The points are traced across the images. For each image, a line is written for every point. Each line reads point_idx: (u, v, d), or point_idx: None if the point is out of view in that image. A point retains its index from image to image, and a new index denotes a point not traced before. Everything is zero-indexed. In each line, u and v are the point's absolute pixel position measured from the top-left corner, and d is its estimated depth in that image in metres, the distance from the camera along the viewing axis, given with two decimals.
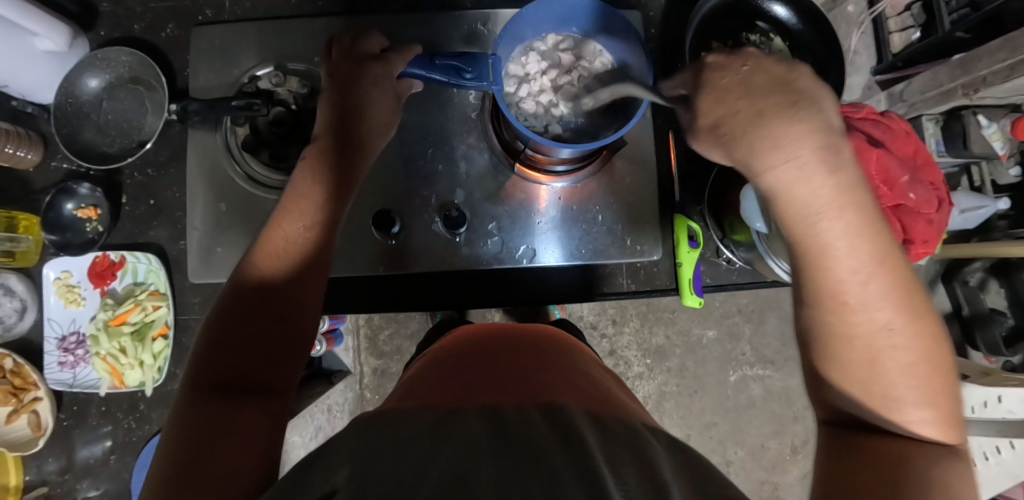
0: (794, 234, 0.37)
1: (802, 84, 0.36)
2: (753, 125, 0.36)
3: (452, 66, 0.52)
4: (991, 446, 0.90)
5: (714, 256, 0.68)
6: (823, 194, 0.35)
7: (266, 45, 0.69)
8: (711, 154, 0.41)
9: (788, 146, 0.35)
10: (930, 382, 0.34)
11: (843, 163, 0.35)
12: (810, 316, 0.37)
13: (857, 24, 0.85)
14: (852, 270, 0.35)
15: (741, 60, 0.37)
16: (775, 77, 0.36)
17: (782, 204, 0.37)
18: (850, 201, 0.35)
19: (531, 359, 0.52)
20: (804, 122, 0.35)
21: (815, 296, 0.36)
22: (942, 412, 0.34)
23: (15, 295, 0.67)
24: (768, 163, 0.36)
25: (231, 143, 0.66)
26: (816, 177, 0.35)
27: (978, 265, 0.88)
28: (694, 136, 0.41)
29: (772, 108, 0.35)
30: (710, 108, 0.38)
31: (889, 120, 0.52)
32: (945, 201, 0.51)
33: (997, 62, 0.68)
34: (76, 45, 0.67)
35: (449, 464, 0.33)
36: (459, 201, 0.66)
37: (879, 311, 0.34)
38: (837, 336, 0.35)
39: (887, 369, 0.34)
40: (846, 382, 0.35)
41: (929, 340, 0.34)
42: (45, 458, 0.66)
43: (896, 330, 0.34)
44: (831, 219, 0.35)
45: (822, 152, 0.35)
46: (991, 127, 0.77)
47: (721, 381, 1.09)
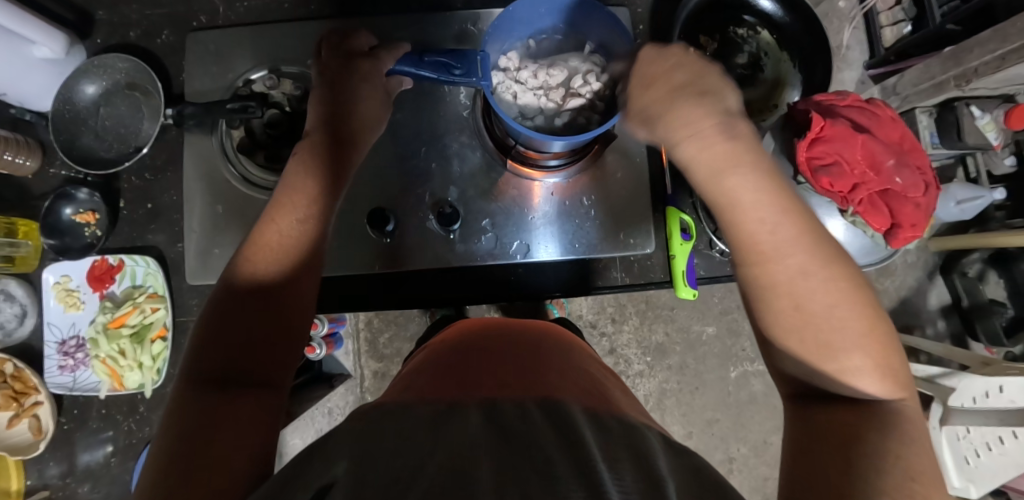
0: (712, 196, 0.41)
1: (705, 76, 0.42)
2: (667, 108, 0.41)
3: (441, 62, 0.53)
4: (993, 437, 0.89)
5: (707, 249, 0.69)
6: (724, 159, 0.40)
7: (261, 49, 0.70)
8: (636, 136, 0.45)
9: (690, 123, 0.40)
10: (861, 327, 0.34)
11: (738, 132, 0.40)
12: (741, 275, 0.39)
13: (849, 19, 0.86)
14: (762, 219, 0.37)
15: (669, 56, 0.43)
16: (689, 74, 0.42)
17: (696, 172, 0.41)
18: (748, 160, 0.39)
19: (524, 353, 0.52)
20: (700, 100, 0.41)
21: (741, 255, 0.38)
22: (878, 359, 0.34)
23: (15, 301, 0.68)
24: (678, 137, 0.41)
25: (227, 146, 0.67)
26: (715, 142, 0.40)
27: (977, 257, 0.87)
28: (624, 120, 0.45)
29: (680, 96, 0.41)
30: (639, 95, 0.43)
31: (875, 106, 0.53)
32: (933, 185, 0.52)
33: (987, 52, 0.68)
34: (73, 53, 0.68)
35: (447, 457, 0.33)
36: (453, 198, 0.67)
37: (792, 258, 0.36)
38: (763, 292, 0.37)
39: (814, 317, 0.35)
40: (785, 345, 0.36)
41: (852, 286, 0.35)
42: (46, 462, 0.67)
43: (814, 274, 0.35)
44: (736, 176, 0.39)
45: (719, 125, 0.40)
46: (984, 117, 0.77)
47: (722, 377, 1.09)
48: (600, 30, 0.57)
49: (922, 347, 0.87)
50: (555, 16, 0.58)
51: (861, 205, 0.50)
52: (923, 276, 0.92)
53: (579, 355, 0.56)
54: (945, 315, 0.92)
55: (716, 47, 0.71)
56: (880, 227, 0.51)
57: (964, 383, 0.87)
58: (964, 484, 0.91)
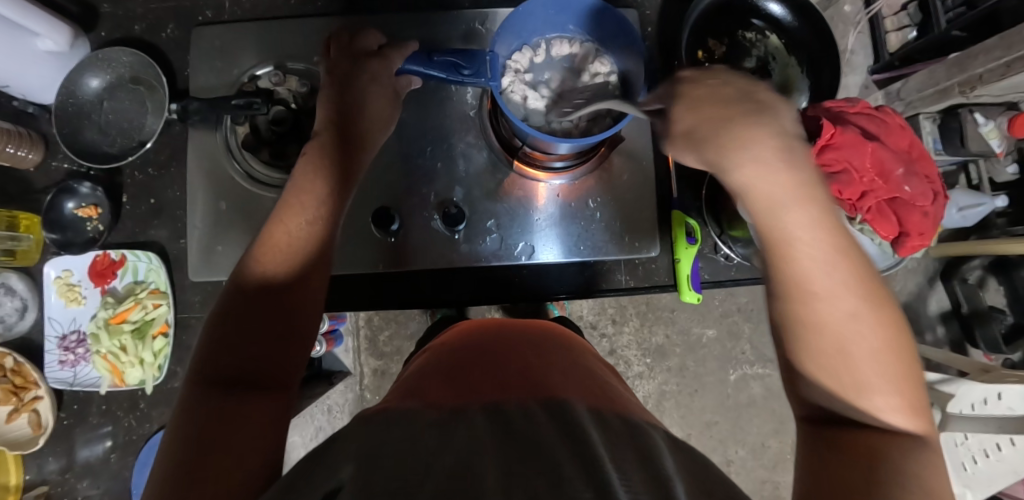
0: (761, 228, 0.40)
1: (761, 97, 0.41)
2: (722, 128, 0.40)
3: (450, 62, 0.52)
4: (990, 443, 0.90)
5: (711, 253, 0.69)
6: (782, 190, 0.38)
7: (266, 45, 0.69)
8: (682, 158, 0.44)
9: (748, 148, 0.39)
10: (900, 371, 0.35)
11: (799, 163, 0.39)
12: (781, 309, 0.38)
13: (854, 23, 0.86)
14: (814, 259, 0.37)
15: (712, 75, 0.42)
16: (740, 89, 0.41)
17: (749, 202, 0.40)
18: (809, 196, 0.38)
19: (529, 354, 0.52)
20: (763, 124, 0.39)
21: (784, 289, 0.38)
22: (913, 403, 0.34)
23: (16, 295, 0.67)
24: (735, 162, 0.40)
25: (231, 142, 0.67)
26: (776, 171, 0.39)
27: (977, 264, 0.88)
28: (668, 142, 0.44)
29: (735, 114, 0.40)
30: (683, 114, 0.42)
31: (884, 114, 0.53)
32: (941, 193, 0.52)
33: (992, 60, 0.67)
34: (77, 46, 0.68)
35: (454, 461, 0.33)
36: (458, 199, 0.67)
37: (843, 300, 0.36)
38: (805, 327, 0.37)
39: (855, 356, 0.35)
40: (820, 380, 0.36)
41: (896, 332, 0.35)
42: (46, 457, 0.66)
43: (862, 318, 0.35)
44: (790, 210, 0.38)
45: (779, 151, 0.39)
46: (987, 125, 0.78)
47: (721, 380, 1.09)
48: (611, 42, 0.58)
49: (922, 353, 0.87)
50: (567, 17, 0.57)
51: (869, 212, 0.50)
52: (923, 281, 0.91)
53: (587, 357, 0.56)
54: (945, 321, 0.92)
55: (725, 51, 0.70)
56: (886, 235, 0.52)
57: (963, 389, 0.88)
58: (961, 489, 0.90)
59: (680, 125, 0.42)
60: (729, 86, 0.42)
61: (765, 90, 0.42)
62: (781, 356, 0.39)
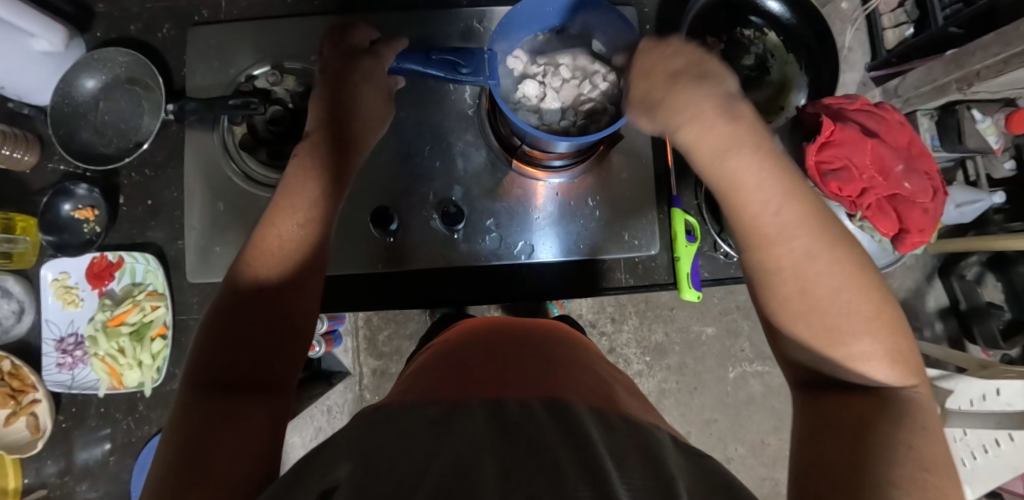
0: (715, 182, 0.41)
1: (706, 61, 0.42)
2: (665, 91, 0.42)
3: (449, 61, 0.52)
4: (990, 439, 0.90)
5: (711, 251, 0.69)
6: (725, 140, 0.40)
7: (263, 45, 0.69)
8: (640, 126, 0.46)
9: (693, 112, 0.41)
10: (871, 314, 0.34)
11: (737, 113, 0.40)
12: (747, 263, 0.39)
13: (852, 20, 0.85)
14: (766, 206, 0.38)
15: (665, 43, 0.43)
16: (686, 58, 0.42)
17: (698, 159, 0.42)
18: (747, 145, 0.39)
19: (529, 353, 0.52)
20: (701, 83, 0.41)
21: (747, 243, 0.38)
22: (888, 346, 0.34)
23: (13, 297, 0.67)
24: (678, 123, 0.42)
25: (229, 143, 0.66)
26: (721, 131, 0.40)
27: (974, 260, 0.88)
28: (626, 110, 0.47)
29: (673, 76, 0.42)
30: (638, 81, 0.44)
31: (884, 111, 0.53)
32: (941, 190, 0.52)
33: (989, 56, 0.67)
34: (72, 46, 0.67)
35: (451, 459, 0.33)
36: (457, 198, 0.66)
37: (798, 242, 0.36)
38: (771, 277, 0.37)
39: (821, 303, 0.35)
40: (794, 335, 0.36)
41: (859, 271, 0.35)
42: (44, 460, 0.66)
43: (820, 258, 0.35)
44: (735, 163, 0.39)
45: (721, 110, 0.40)
46: (985, 121, 0.78)
47: (721, 378, 1.09)
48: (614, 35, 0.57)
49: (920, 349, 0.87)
50: (562, 10, 0.56)
51: (869, 209, 0.50)
52: (920, 278, 0.91)
53: (585, 353, 0.56)
54: (943, 318, 0.92)
55: (723, 48, 0.70)
56: (887, 232, 0.51)
57: (961, 386, 0.87)
58: None
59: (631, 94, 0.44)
60: (681, 54, 0.43)
61: (705, 55, 0.43)
62: (761, 318, 0.39)
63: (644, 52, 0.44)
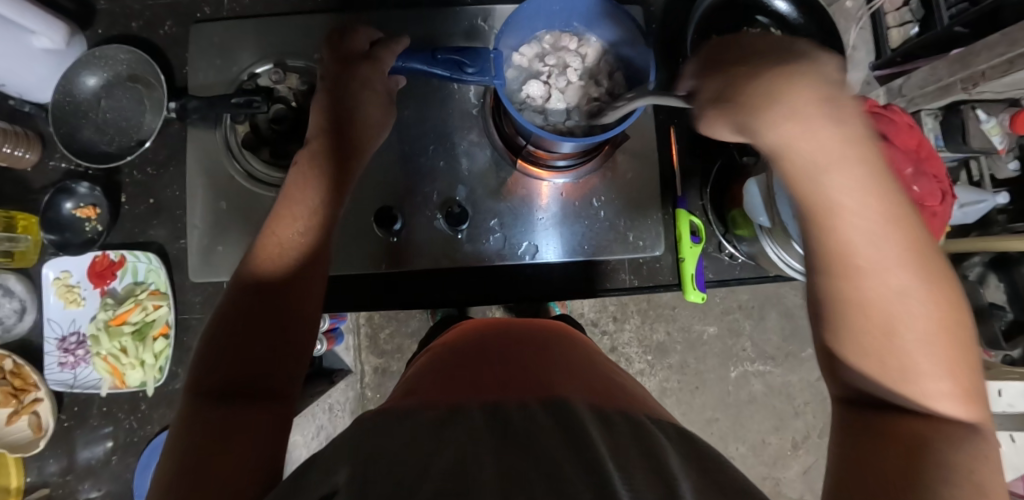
0: (800, 194, 0.36)
1: (800, 46, 0.36)
2: (752, 85, 0.36)
3: (453, 60, 0.52)
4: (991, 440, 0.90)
5: (716, 251, 0.68)
6: (828, 149, 0.34)
7: (266, 43, 0.68)
8: (713, 128, 0.40)
9: (792, 107, 0.35)
10: (949, 351, 0.33)
11: (848, 115, 0.35)
12: (820, 283, 0.37)
13: (856, 19, 0.84)
14: (863, 231, 0.34)
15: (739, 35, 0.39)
16: (775, 40, 0.37)
17: (786, 165, 0.36)
18: (861, 158, 0.34)
19: (532, 353, 0.52)
20: (806, 75, 0.35)
21: (825, 264, 0.36)
22: (964, 385, 0.33)
23: (14, 296, 0.67)
24: (770, 121, 0.35)
25: (231, 141, 0.66)
26: (824, 133, 0.34)
27: (977, 260, 0.88)
28: (697, 111, 0.41)
29: (766, 66, 0.36)
30: (714, 78, 0.39)
31: (891, 113, 0.53)
32: (948, 193, 0.52)
33: (995, 56, 0.67)
34: (74, 44, 0.67)
35: (451, 462, 0.33)
36: (461, 198, 0.66)
37: (892, 276, 0.34)
38: (848, 304, 0.35)
39: (901, 336, 0.33)
40: (861, 363, 0.35)
41: (947, 309, 0.34)
42: (46, 459, 0.66)
43: (912, 295, 0.34)
44: (836, 177, 0.34)
45: (825, 109, 0.34)
46: (990, 121, 0.78)
47: (722, 377, 1.09)
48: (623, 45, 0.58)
49: None
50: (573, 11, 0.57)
51: None
52: None
53: (591, 353, 0.56)
54: None
55: None
56: None
57: None
58: None
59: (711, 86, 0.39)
60: (765, 41, 0.37)
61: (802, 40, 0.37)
62: (818, 336, 0.38)
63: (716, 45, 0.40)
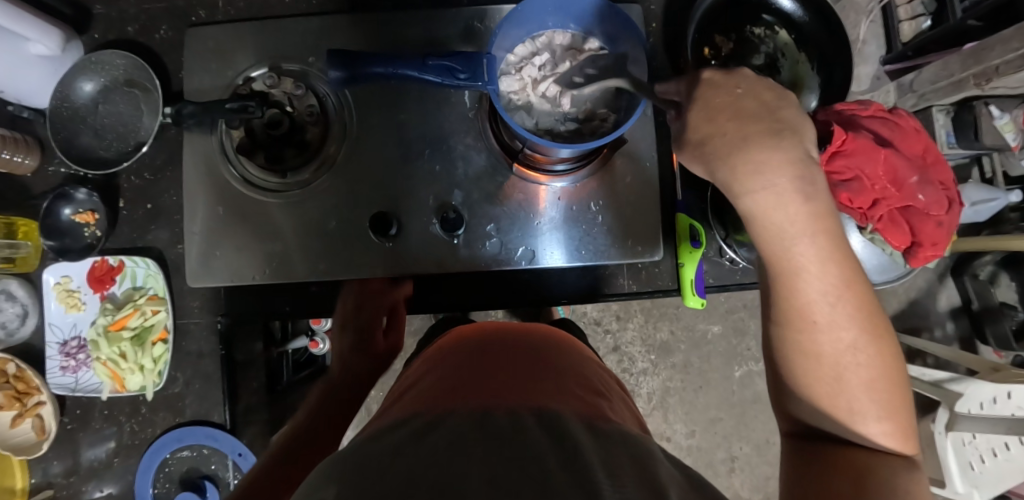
0: (767, 254, 0.36)
1: (786, 116, 0.36)
2: (738, 147, 0.35)
3: (445, 66, 0.51)
4: (998, 442, 0.87)
5: (717, 256, 0.67)
6: (796, 220, 0.34)
7: (262, 45, 0.68)
8: (691, 168, 0.39)
9: (769, 174, 0.34)
10: (892, 396, 0.34)
11: (817, 192, 0.34)
12: (780, 333, 0.36)
13: (867, 12, 0.83)
14: (822, 292, 0.34)
15: (734, 81, 0.37)
16: (760, 103, 0.36)
17: (757, 228, 0.36)
18: (826, 227, 0.34)
19: (513, 358, 0.51)
20: (786, 151, 0.34)
21: (784, 314, 0.36)
22: (903, 426, 0.34)
23: (16, 301, 0.67)
24: (747, 187, 0.35)
25: (226, 147, 0.66)
26: (792, 204, 0.34)
27: (989, 259, 0.85)
28: (679, 147, 0.40)
29: (752, 133, 0.35)
30: (700, 123, 0.37)
31: (898, 117, 0.51)
32: (954, 201, 0.51)
33: (1008, 51, 0.64)
34: (69, 49, 0.67)
35: (441, 471, 0.31)
36: (457, 203, 0.66)
37: (845, 331, 0.34)
38: (804, 355, 0.35)
39: (852, 383, 0.34)
40: (812, 400, 0.35)
41: (889, 363, 0.34)
42: (50, 461, 0.67)
43: (860, 349, 0.34)
44: (802, 244, 0.34)
45: (801, 184, 0.34)
46: (1003, 117, 0.74)
47: (727, 376, 1.08)
48: (622, 44, 0.56)
49: (931, 350, 0.85)
50: (577, 16, 0.57)
51: (881, 221, 0.49)
52: (933, 277, 0.91)
53: (578, 358, 0.55)
54: (955, 317, 0.92)
55: (733, 47, 0.68)
56: (899, 244, 0.50)
57: (973, 389, 0.87)
58: (968, 489, 0.90)
59: (695, 135, 0.37)
60: (745, 97, 0.36)
61: (789, 104, 0.36)
62: (771, 372, 0.39)
63: (709, 80, 0.38)
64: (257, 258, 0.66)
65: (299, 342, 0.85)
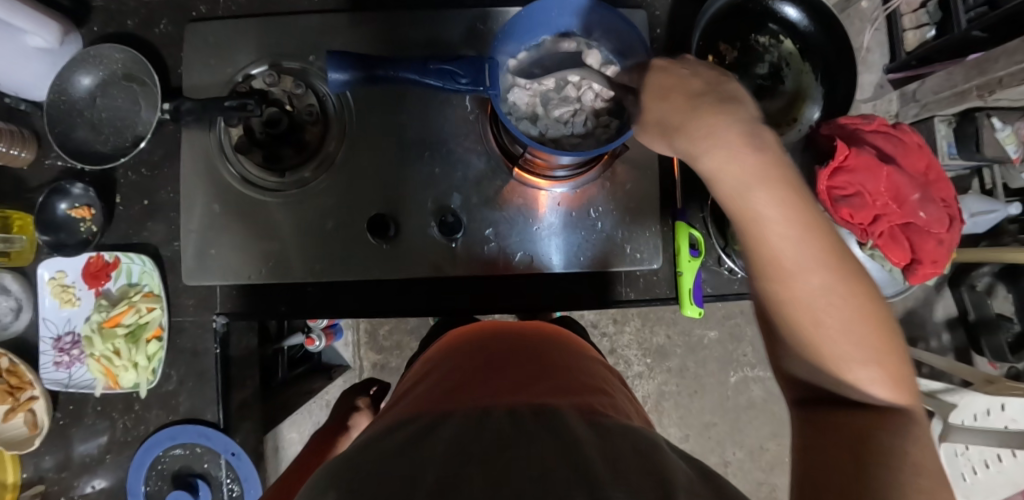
0: (732, 212, 0.36)
1: (731, 87, 0.38)
2: (688, 116, 0.37)
3: (447, 70, 0.51)
4: (991, 454, 0.89)
5: (716, 265, 0.67)
6: (751, 172, 0.34)
7: (263, 43, 0.67)
8: (653, 145, 0.42)
9: (717, 130, 0.35)
10: (877, 340, 0.32)
11: (765, 141, 0.35)
12: (761, 290, 0.36)
13: (871, 20, 0.80)
14: (787, 240, 0.33)
15: (681, 65, 0.41)
16: (706, 80, 0.38)
17: (718, 189, 0.37)
18: (776, 176, 0.34)
19: (514, 356, 0.50)
20: (728, 112, 0.36)
21: (759, 269, 0.35)
22: (891, 371, 0.32)
23: (10, 295, 0.67)
24: (700, 148, 0.36)
25: (225, 144, 0.66)
26: (743, 155, 0.35)
27: (986, 271, 0.85)
28: (643, 131, 0.42)
29: (698, 101, 0.37)
30: (655, 104, 0.40)
31: (902, 133, 0.51)
32: (956, 218, 0.51)
33: (1012, 63, 0.64)
34: (67, 42, 0.66)
35: (439, 477, 0.31)
36: (457, 206, 0.65)
37: (815, 277, 0.33)
38: (782, 307, 0.34)
39: (830, 330, 0.32)
40: (800, 355, 0.34)
41: (869, 306, 0.33)
42: (42, 456, 0.66)
43: (834, 293, 0.33)
44: (759, 194, 0.34)
45: (746, 136, 0.35)
46: (1004, 130, 0.75)
47: (721, 382, 1.08)
48: (626, 50, 0.56)
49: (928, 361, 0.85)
50: (579, 21, 0.56)
51: (881, 237, 0.49)
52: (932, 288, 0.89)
53: (582, 356, 0.54)
54: (951, 328, 0.91)
55: (736, 57, 0.68)
56: (900, 262, 0.50)
57: (965, 400, 0.87)
58: None
59: (649, 116, 0.41)
60: (696, 77, 0.39)
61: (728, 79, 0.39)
62: (763, 332, 0.38)
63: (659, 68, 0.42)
64: (254, 257, 0.66)
65: (295, 338, 0.84)
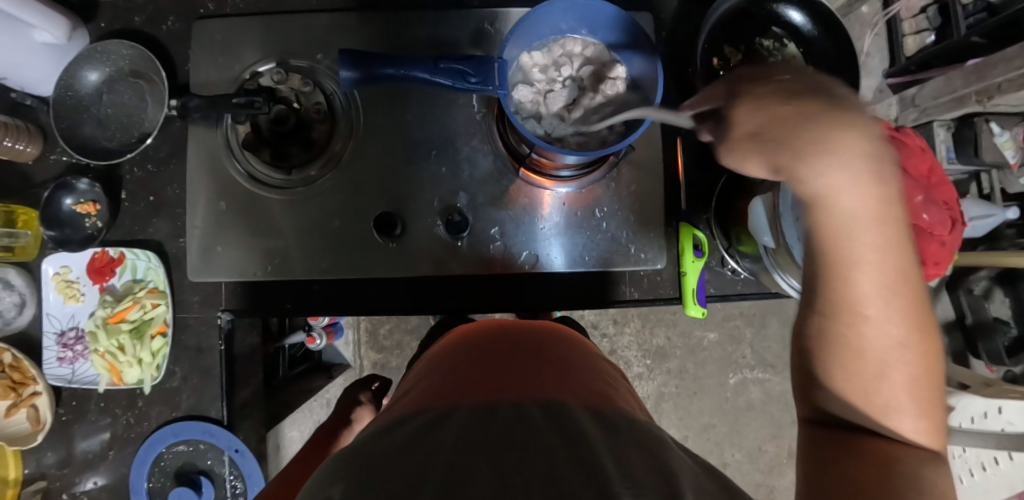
0: (818, 239, 0.34)
1: (842, 94, 0.33)
2: (802, 129, 0.32)
3: (457, 69, 0.52)
4: (988, 457, 0.89)
5: (718, 266, 0.67)
6: (864, 203, 0.32)
7: (270, 41, 0.67)
8: (746, 166, 0.36)
9: (832, 151, 0.31)
10: (926, 391, 0.32)
11: (884, 173, 0.32)
12: (817, 323, 0.34)
13: (871, 25, 0.82)
14: (874, 282, 0.32)
15: (779, 71, 0.35)
16: (815, 84, 0.33)
17: (816, 211, 0.33)
18: (887, 214, 0.32)
19: (521, 353, 0.50)
20: (853, 130, 0.32)
21: (829, 305, 0.33)
22: (935, 422, 0.32)
23: (14, 290, 0.67)
24: (812, 166, 0.32)
25: (232, 141, 0.66)
26: (858, 183, 0.32)
27: (983, 274, 0.86)
28: (726, 148, 0.37)
29: (810, 112, 0.32)
30: (746, 116, 0.34)
31: (905, 135, 0.51)
32: (958, 220, 0.51)
33: (1012, 69, 0.65)
34: (75, 37, 0.66)
35: (448, 470, 0.31)
36: (463, 205, 0.66)
37: (893, 324, 0.32)
38: (842, 345, 0.33)
39: (891, 376, 0.32)
40: (841, 391, 0.34)
41: (932, 360, 0.33)
42: (43, 452, 0.66)
43: (907, 345, 0.32)
44: (863, 229, 0.32)
45: (869, 160, 0.31)
46: (1003, 135, 0.74)
47: (721, 383, 1.09)
48: (633, 52, 0.57)
49: None
50: (588, 23, 0.57)
51: None
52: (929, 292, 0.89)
53: (587, 354, 0.54)
54: (948, 331, 0.89)
55: (741, 58, 0.68)
56: None
57: (963, 403, 0.88)
58: None
59: (739, 128, 0.35)
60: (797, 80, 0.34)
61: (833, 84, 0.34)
62: (797, 359, 0.37)
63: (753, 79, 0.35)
64: (258, 254, 0.66)
65: (296, 337, 0.84)
